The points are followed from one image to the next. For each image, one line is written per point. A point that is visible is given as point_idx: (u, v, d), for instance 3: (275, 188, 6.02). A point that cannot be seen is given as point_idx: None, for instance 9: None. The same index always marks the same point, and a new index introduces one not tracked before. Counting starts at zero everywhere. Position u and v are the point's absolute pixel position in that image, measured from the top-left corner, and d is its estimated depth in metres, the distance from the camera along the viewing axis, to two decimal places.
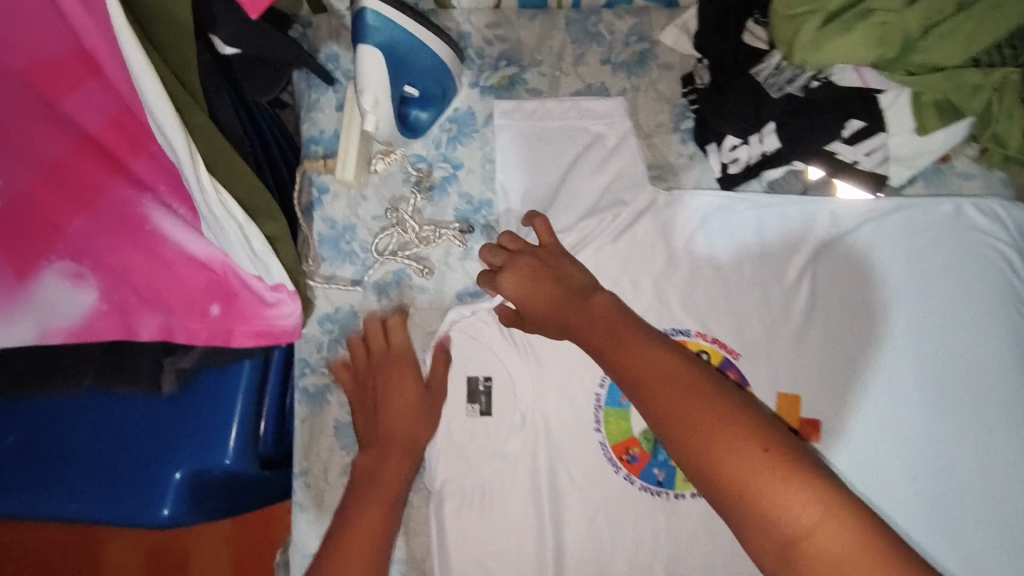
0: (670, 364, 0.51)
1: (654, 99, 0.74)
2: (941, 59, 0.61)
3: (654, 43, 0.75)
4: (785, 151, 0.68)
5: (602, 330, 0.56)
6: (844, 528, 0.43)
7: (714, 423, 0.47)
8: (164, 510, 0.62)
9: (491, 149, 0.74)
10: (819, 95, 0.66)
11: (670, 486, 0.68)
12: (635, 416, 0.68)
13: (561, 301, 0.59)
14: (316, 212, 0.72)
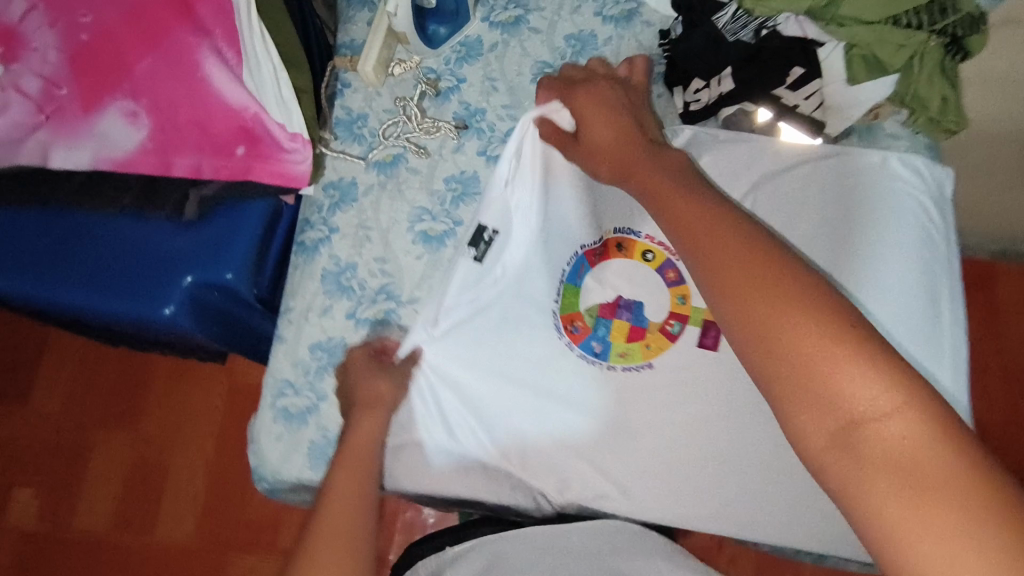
0: (741, 239, 0.48)
1: (635, 48, 0.88)
2: (865, 16, 0.74)
3: (640, 4, 0.89)
4: (738, 91, 0.79)
5: (677, 194, 0.55)
6: (923, 430, 0.38)
7: (784, 301, 0.43)
8: (166, 308, 0.74)
9: (490, 70, 0.86)
10: (767, 42, 0.78)
11: (605, 357, 0.74)
12: (585, 294, 0.75)
13: (646, 162, 0.59)
14: (338, 101, 0.85)
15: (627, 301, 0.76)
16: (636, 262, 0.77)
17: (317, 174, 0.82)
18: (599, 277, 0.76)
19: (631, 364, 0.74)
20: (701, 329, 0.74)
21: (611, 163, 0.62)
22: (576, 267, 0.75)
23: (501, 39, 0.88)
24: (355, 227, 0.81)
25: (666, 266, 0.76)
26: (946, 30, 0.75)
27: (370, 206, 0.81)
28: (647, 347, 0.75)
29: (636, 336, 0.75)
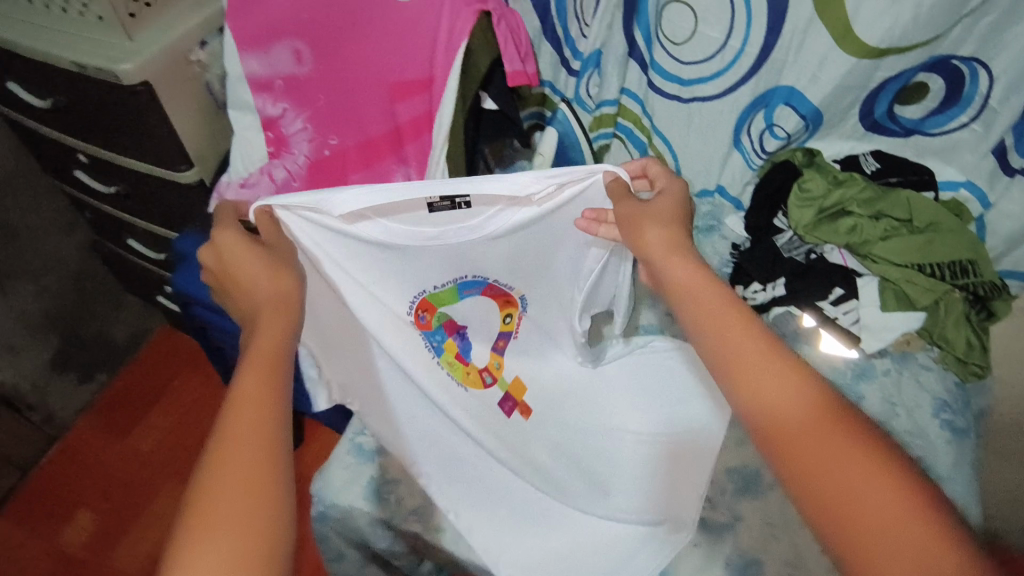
0: (789, 389, 0.54)
1: (710, 252, 1.10)
2: (895, 258, 0.92)
3: (720, 223, 1.14)
4: (788, 297, 0.98)
5: (714, 299, 0.62)
6: None
7: (800, 412, 0.53)
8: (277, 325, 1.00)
9: None
10: (815, 264, 0.97)
11: (436, 353, 0.90)
12: (450, 300, 0.87)
13: (662, 242, 0.67)
14: None
15: (467, 335, 0.92)
16: (498, 319, 0.91)
17: None
18: (472, 307, 0.89)
19: (457, 379, 0.92)
20: (501, 395, 0.94)
21: (663, 256, 0.67)
22: (468, 293, 0.87)
23: None
24: None
25: (501, 334, 0.93)
26: (966, 287, 0.91)
27: None
28: (467, 373, 0.92)
29: (462, 360, 0.92)
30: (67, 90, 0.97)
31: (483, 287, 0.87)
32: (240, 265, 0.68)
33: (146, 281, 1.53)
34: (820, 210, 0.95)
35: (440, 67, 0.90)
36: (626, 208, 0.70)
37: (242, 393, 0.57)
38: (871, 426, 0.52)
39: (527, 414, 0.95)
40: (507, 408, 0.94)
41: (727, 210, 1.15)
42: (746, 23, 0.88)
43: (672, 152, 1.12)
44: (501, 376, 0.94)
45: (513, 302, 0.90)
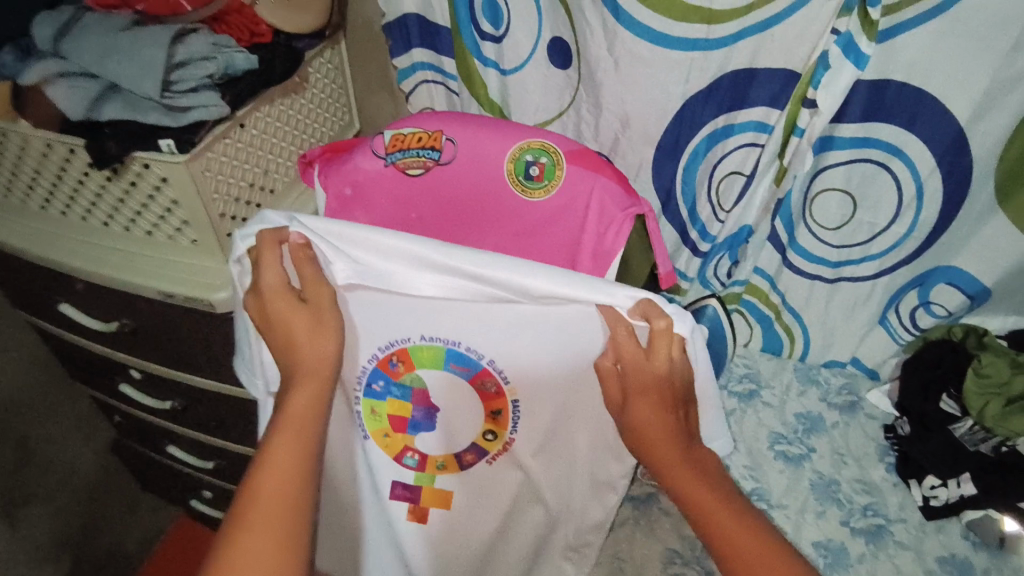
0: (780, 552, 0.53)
1: (862, 435, 0.98)
2: None
3: (861, 398, 1.03)
4: (982, 497, 0.85)
5: (661, 440, 0.59)
6: None
7: (732, 525, 0.54)
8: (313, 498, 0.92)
9: (731, 431, 0.99)
10: (1009, 457, 0.85)
11: (366, 395, 0.73)
12: (436, 375, 0.72)
13: (642, 389, 0.60)
14: None
15: (433, 424, 0.76)
16: (479, 426, 0.75)
17: None
18: (451, 387, 0.73)
19: (367, 427, 0.76)
20: (409, 484, 0.79)
21: (635, 405, 0.59)
22: (456, 369, 0.71)
23: (738, 406, 1.02)
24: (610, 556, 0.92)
25: (471, 446, 0.77)
26: None
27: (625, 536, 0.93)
28: (385, 440, 0.77)
29: (395, 427, 0.76)
30: (138, 315, 0.83)
31: (470, 375, 0.71)
32: (284, 320, 0.59)
33: (177, 485, 1.32)
34: (1006, 400, 0.85)
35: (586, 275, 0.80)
36: (633, 388, 0.60)
37: (274, 458, 0.54)
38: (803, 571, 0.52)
39: (419, 522, 0.82)
40: (398, 495, 0.80)
41: (863, 382, 1.04)
42: (916, 210, 0.81)
43: (804, 326, 1.02)
44: (427, 471, 0.79)
45: (502, 422, 0.74)
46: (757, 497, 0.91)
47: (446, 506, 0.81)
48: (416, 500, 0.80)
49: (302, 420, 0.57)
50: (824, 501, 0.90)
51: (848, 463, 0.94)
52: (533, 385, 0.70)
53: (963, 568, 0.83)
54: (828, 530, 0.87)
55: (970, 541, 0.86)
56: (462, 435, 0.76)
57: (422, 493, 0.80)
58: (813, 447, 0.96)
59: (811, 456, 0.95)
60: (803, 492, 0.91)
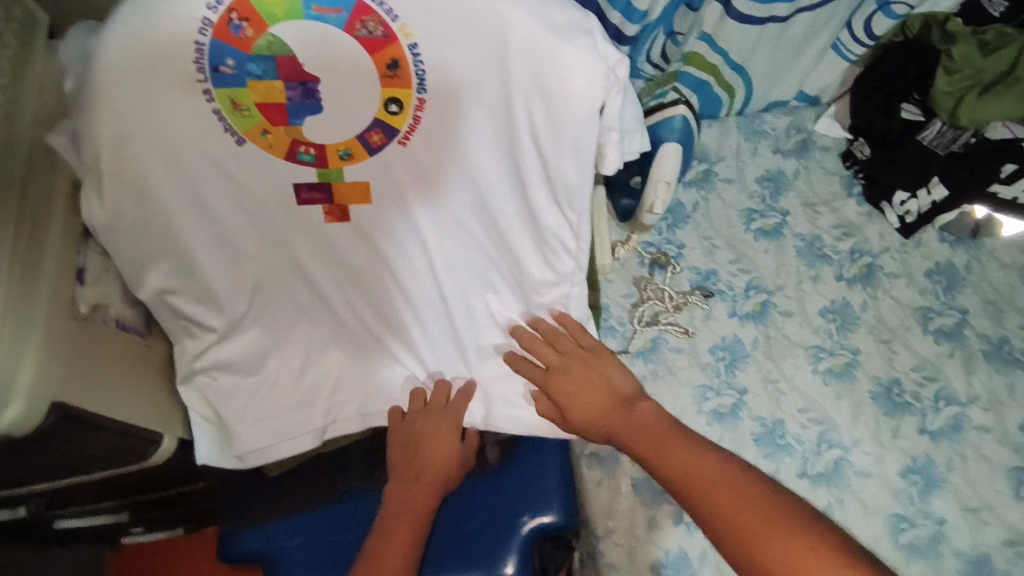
0: (643, 427, 0.65)
1: (825, 175, 0.90)
2: (1006, 111, 0.76)
3: (810, 133, 0.93)
4: (954, 197, 0.82)
5: (612, 416, 0.67)
6: (798, 541, 0.51)
7: (746, 505, 0.54)
8: (338, 535, 0.72)
9: (704, 229, 0.87)
10: (977, 149, 0.80)
11: (218, 83, 0.52)
12: (299, 26, 0.50)
13: (580, 390, 0.69)
14: None
15: (318, 104, 0.55)
16: (375, 93, 0.55)
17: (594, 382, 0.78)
18: (322, 47, 0.52)
19: (234, 127, 0.55)
20: (314, 182, 0.60)
21: (565, 394, 0.69)
22: (322, 10, 0.50)
23: (699, 196, 0.89)
24: None
25: (375, 123, 0.57)
26: None
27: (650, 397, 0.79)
28: (264, 139, 0.56)
29: (273, 118, 0.55)
30: None
31: (345, 19, 0.50)
32: (430, 435, 0.70)
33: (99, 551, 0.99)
34: (979, 92, 0.76)
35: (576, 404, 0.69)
36: (567, 395, 0.69)
37: (390, 547, 0.65)
38: (789, 499, 0.54)
39: (342, 221, 0.64)
40: (305, 198, 0.61)
41: (807, 114, 0.94)
42: None
43: (746, 78, 0.86)
44: (332, 166, 0.59)
45: (402, 79, 0.54)
46: (755, 291, 0.84)
47: (368, 204, 0.63)
48: (329, 200, 0.62)
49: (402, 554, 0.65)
50: (814, 263, 0.85)
51: (826, 212, 0.88)
52: (437, 20, 0.50)
53: (951, 273, 0.83)
54: (827, 292, 0.84)
55: (947, 242, 0.86)
56: (359, 113, 0.56)
57: (334, 191, 0.61)
58: (785, 210, 0.88)
59: (788, 221, 0.87)
60: (793, 265, 0.85)
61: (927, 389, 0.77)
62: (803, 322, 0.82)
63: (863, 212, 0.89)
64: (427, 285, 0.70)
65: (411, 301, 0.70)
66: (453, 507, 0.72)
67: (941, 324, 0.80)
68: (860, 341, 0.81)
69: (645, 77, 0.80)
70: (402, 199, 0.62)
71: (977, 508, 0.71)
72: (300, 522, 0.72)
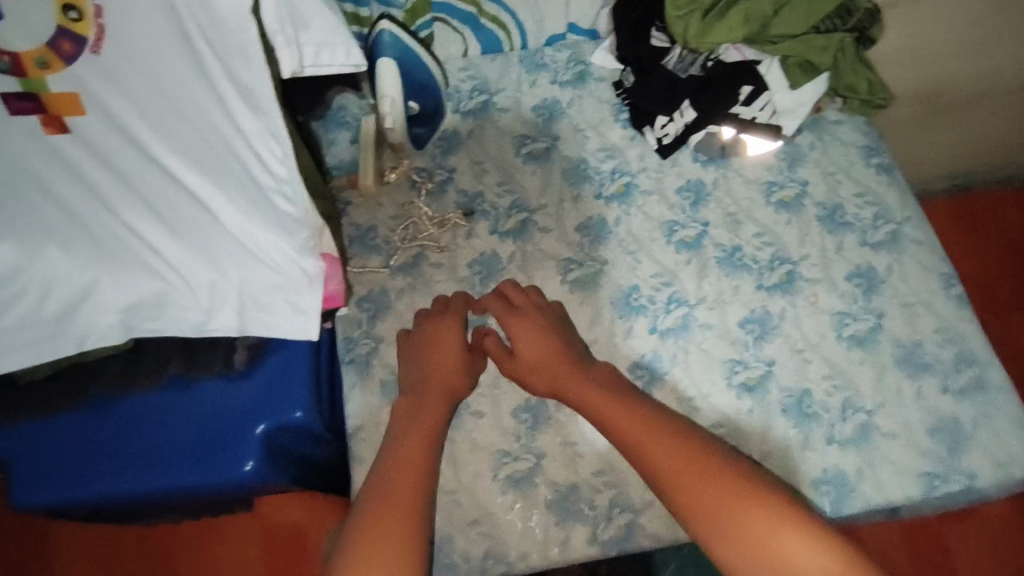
0: (549, 369, 0.72)
1: (596, 102, 0.96)
2: (730, 29, 0.82)
3: (588, 64, 0.98)
4: (701, 118, 0.89)
5: (433, 392, 0.71)
6: (660, 443, 0.60)
7: (667, 443, 0.60)
8: (96, 433, 0.77)
9: (476, 155, 0.93)
10: (714, 71, 0.88)
11: None
12: None
13: (445, 347, 0.75)
14: (344, 220, 0.89)
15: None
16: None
17: (350, 292, 0.85)
18: None
19: None
20: (18, 91, 0.55)
21: (447, 355, 0.75)
22: None
23: (475, 124, 0.95)
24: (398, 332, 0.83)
25: (60, 27, 0.54)
26: (855, 27, 0.87)
27: (407, 306, 0.84)
28: None
29: None
30: None
31: None
32: (442, 342, 0.75)
33: None
34: (702, 14, 0.83)
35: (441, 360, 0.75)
36: (453, 354, 0.75)
37: (409, 450, 0.62)
38: (675, 419, 0.63)
39: (63, 133, 0.59)
40: (16, 107, 0.56)
41: (586, 47, 0.99)
42: None
43: (505, 6, 0.93)
44: (30, 74, 0.55)
45: None
46: (518, 210, 0.89)
47: (84, 116, 0.59)
48: (42, 109, 0.57)
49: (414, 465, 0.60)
50: (576, 183, 0.90)
51: (594, 136, 0.93)
52: None
53: (699, 190, 0.90)
54: (586, 210, 0.89)
55: (700, 162, 0.92)
56: (38, 15, 0.54)
57: (44, 101, 0.56)
58: (556, 135, 0.94)
59: (556, 145, 0.93)
60: (557, 185, 0.90)
61: (662, 294, 0.84)
62: (559, 237, 0.87)
63: (627, 136, 0.94)
64: (172, 196, 0.69)
65: (154, 209, 0.69)
66: (202, 406, 0.77)
67: (685, 236, 0.87)
68: (609, 252, 0.86)
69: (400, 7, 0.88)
70: (115, 110, 0.61)
71: (691, 396, 0.80)
72: (60, 424, 0.77)
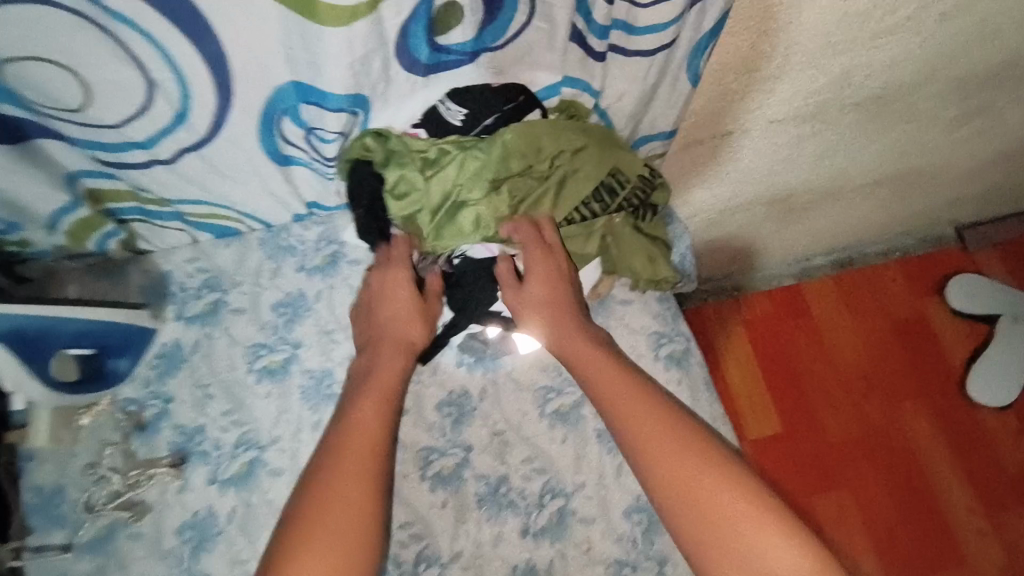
0: (574, 333, 0.67)
1: (348, 294, 0.82)
2: (460, 235, 0.71)
3: (342, 244, 0.84)
4: (457, 320, 0.73)
5: (386, 345, 0.67)
6: (704, 458, 0.55)
7: (686, 449, 0.56)
8: None
9: (200, 376, 0.77)
10: (462, 269, 0.72)
11: None
12: None
13: (405, 301, 0.68)
14: (22, 482, 0.72)
15: None
16: None
17: None
18: None
19: None
20: None
21: (393, 292, 0.69)
22: None
23: (202, 333, 0.79)
24: None
25: None
26: (626, 204, 0.74)
27: None
28: None
29: None
30: None
31: None
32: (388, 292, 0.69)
33: None
34: (429, 215, 0.71)
35: (388, 324, 0.68)
36: (407, 305, 0.68)
37: (352, 438, 0.59)
38: (721, 443, 0.57)
39: None
40: None
41: (340, 221, 0.84)
42: (167, 56, 0.55)
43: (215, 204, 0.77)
44: None
45: None
46: (246, 447, 0.75)
47: None
48: None
49: (366, 442, 0.58)
50: (318, 406, 0.76)
51: (344, 338, 0.80)
52: None
53: (463, 404, 0.77)
54: None
55: (467, 364, 0.79)
56: None
57: None
58: (298, 341, 0.79)
59: (296, 356, 0.79)
60: (295, 409, 0.76)
61: (405, 550, 0.70)
62: (292, 481, 0.73)
63: None
64: None
65: None
66: None
67: (442, 467, 0.74)
68: None
69: (61, 232, 0.74)
70: None
71: None
72: None
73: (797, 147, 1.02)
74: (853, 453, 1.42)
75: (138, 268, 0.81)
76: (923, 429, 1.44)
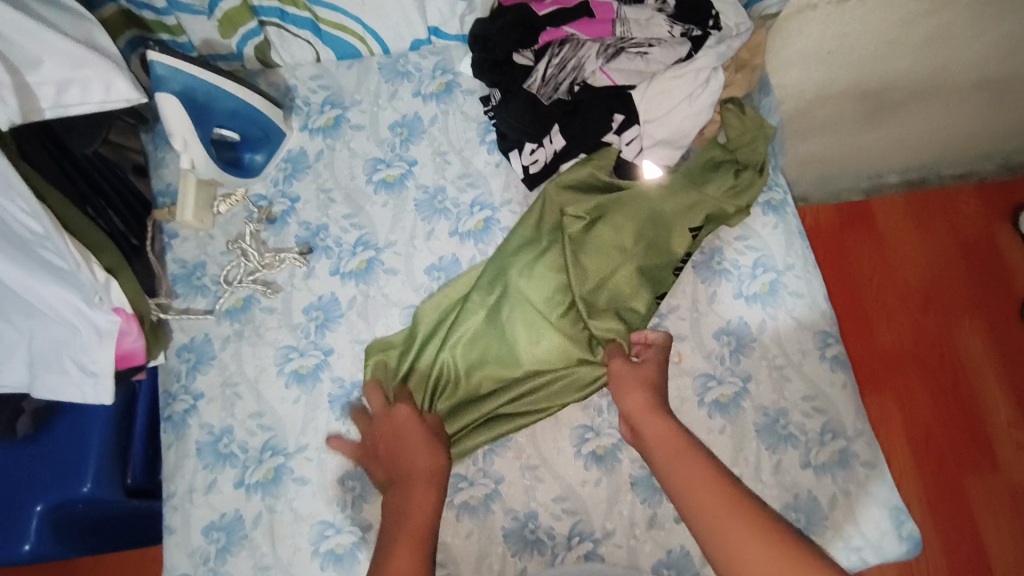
0: (662, 428, 0.64)
1: (462, 120, 0.85)
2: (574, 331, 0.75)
3: (456, 74, 0.86)
4: (570, 146, 0.79)
5: (412, 479, 0.64)
6: (744, 516, 0.54)
7: (734, 513, 0.55)
8: None
9: (322, 181, 0.83)
10: (582, 96, 0.77)
11: None
12: None
13: (416, 444, 0.67)
14: (168, 256, 0.81)
15: None
16: None
17: (166, 341, 0.77)
18: None
19: None
20: None
21: (409, 459, 0.66)
22: None
23: (324, 144, 0.84)
24: (221, 387, 0.76)
25: None
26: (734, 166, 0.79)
27: (230, 357, 0.77)
28: None
29: None
30: None
31: None
32: (409, 440, 0.68)
33: None
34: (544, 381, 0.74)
35: (412, 454, 0.66)
36: (421, 453, 0.66)
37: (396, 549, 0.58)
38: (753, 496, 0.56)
39: None
40: None
41: (456, 54, 0.87)
42: None
43: (346, 14, 0.81)
44: None
45: None
46: (364, 247, 0.81)
47: None
48: None
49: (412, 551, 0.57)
50: (430, 218, 0.81)
51: (456, 159, 0.84)
52: None
53: None
54: (438, 249, 0.80)
55: None
56: None
57: None
58: (413, 159, 0.84)
59: (412, 172, 0.83)
60: (410, 218, 0.81)
61: None
62: (405, 281, 0.79)
63: (493, 162, 0.84)
64: None
65: None
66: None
67: None
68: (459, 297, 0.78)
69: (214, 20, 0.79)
70: None
71: (535, 465, 0.74)
72: None
73: (907, 29, 0.98)
74: (907, 364, 1.23)
75: (265, 79, 0.87)
76: (980, 349, 1.23)
